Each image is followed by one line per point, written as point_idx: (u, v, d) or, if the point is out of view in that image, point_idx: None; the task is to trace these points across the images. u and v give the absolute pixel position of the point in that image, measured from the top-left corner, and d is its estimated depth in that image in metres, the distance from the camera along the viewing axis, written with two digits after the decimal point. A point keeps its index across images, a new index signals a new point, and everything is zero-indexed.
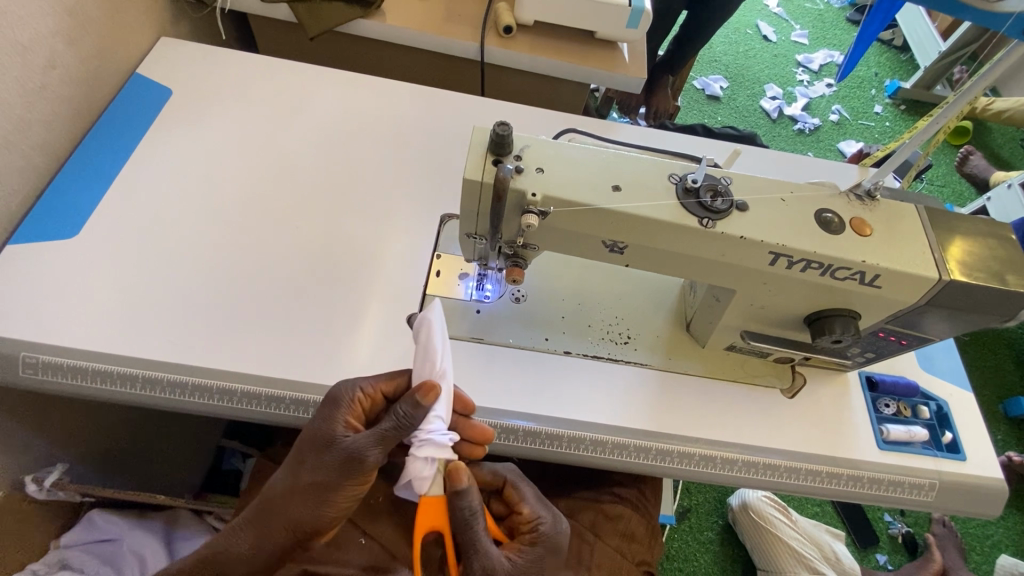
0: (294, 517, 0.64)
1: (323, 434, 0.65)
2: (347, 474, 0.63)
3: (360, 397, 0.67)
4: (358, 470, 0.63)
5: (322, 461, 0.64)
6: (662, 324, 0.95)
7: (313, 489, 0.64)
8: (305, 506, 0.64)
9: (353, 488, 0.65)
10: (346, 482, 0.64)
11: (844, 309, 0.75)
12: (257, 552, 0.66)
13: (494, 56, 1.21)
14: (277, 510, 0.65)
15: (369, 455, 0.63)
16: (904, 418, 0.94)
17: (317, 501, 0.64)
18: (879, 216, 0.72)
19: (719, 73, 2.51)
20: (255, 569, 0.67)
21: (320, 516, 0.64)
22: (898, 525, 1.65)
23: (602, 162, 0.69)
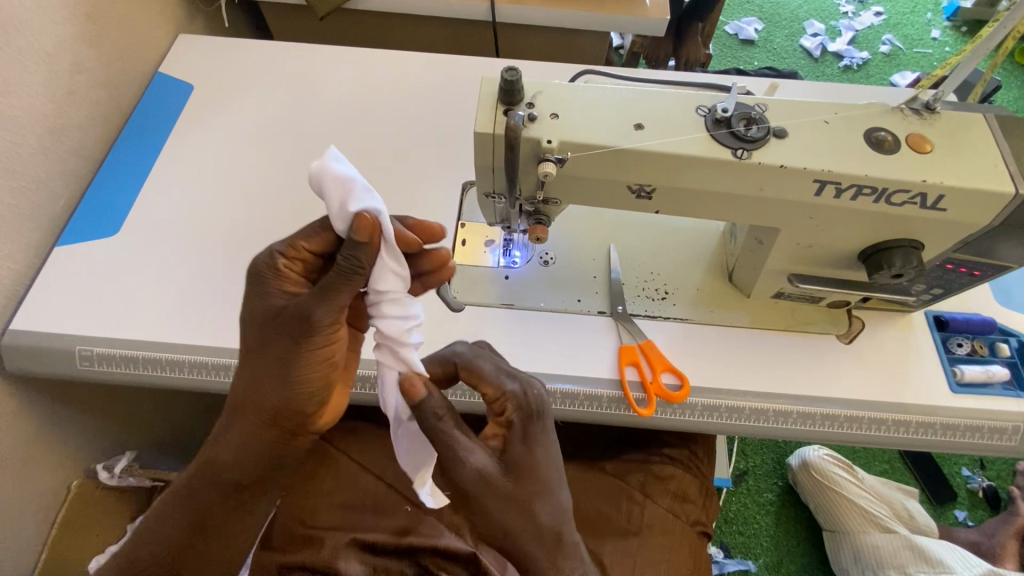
0: (265, 397, 0.61)
1: (264, 306, 0.58)
2: (305, 345, 0.57)
3: (285, 261, 0.59)
4: (310, 336, 0.57)
5: (274, 337, 0.58)
6: (702, 276, 0.90)
7: (269, 368, 0.59)
8: (269, 389, 0.60)
9: (319, 354, 0.59)
10: (308, 351, 0.58)
11: (905, 239, 0.68)
12: (252, 445, 0.65)
13: (506, 15, 1.16)
14: (256, 397, 0.61)
15: (321, 312, 0.55)
16: (980, 357, 0.86)
17: (284, 379, 0.59)
18: (940, 130, 0.64)
19: (752, 15, 2.34)
20: (254, 461, 0.66)
21: (291, 395, 0.61)
22: (978, 479, 1.53)
23: (621, 101, 0.65)
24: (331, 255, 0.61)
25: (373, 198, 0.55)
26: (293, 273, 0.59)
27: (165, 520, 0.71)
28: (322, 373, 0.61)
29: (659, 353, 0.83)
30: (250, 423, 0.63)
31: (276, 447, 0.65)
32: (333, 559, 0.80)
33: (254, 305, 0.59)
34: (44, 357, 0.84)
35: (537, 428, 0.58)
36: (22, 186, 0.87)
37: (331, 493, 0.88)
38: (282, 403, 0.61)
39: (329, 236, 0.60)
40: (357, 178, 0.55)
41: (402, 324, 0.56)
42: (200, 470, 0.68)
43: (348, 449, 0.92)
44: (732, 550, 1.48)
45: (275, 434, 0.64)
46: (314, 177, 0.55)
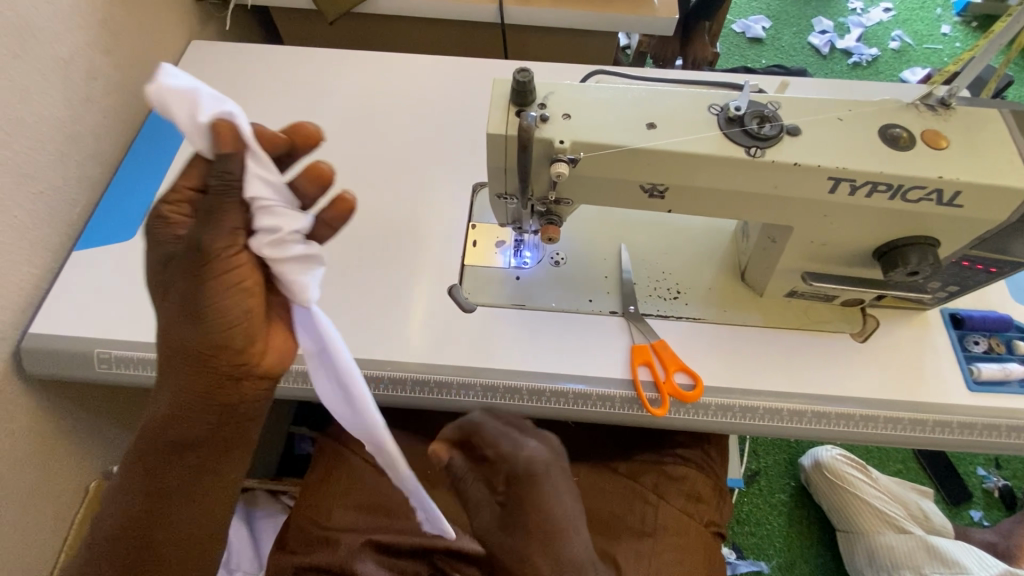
0: (183, 346, 0.57)
1: (161, 247, 0.56)
2: (204, 271, 0.53)
3: (167, 206, 0.55)
4: (203, 261, 0.52)
5: (178, 274, 0.54)
6: (714, 275, 0.90)
7: (178, 308, 0.55)
8: (184, 329, 0.56)
9: (229, 285, 0.54)
10: (207, 279, 0.53)
11: (920, 237, 0.67)
12: (184, 398, 0.60)
13: (514, 16, 1.16)
14: (176, 344, 0.57)
15: (212, 237, 0.52)
16: (996, 355, 0.85)
17: (198, 318, 0.55)
18: (955, 126, 0.64)
19: (760, 13, 2.33)
20: (192, 418, 0.61)
21: (212, 336, 0.56)
22: (994, 479, 1.51)
23: (632, 101, 0.65)
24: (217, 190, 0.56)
25: (223, 103, 0.51)
26: (178, 216, 0.55)
27: (127, 506, 0.67)
28: (237, 300, 0.55)
29: (673, 354, 0.83)
30: (179, 378, 0.58)
31: (214, 398, 0.60)
32: (349, 561, 0.81)
33: (157, 252, 0.56)
34: (64, 360, 0.85)
35: (555, 484, 0.61)
36: (40, 191, 0.88)
37: (345, 495, 0.88)
38: (197, 342, 0.56)
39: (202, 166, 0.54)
40: (197, 85, 0.51)
41: (273, 241, 0.54)
42: (147, 443, 0.65)
43: (359, 451, 0.92)
44: (744, 551, 1.47)
45: (210, 386, 0.59)
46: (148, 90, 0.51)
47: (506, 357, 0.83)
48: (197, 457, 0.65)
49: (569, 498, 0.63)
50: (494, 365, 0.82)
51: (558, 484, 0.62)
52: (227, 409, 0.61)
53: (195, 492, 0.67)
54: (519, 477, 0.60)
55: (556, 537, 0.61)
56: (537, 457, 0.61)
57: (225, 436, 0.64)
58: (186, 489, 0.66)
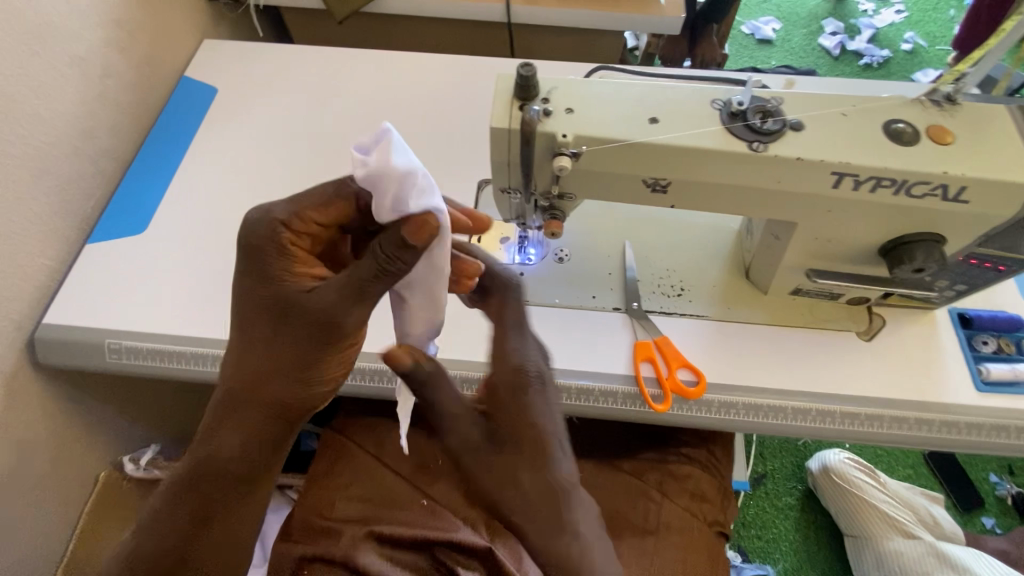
0: (277, 398, 0.58)
1: (269, 300, 0.55)
2: (316, 340, 0.55)
3: (291, 234, 0.56)
4: (332, 332, 0.54)
5: (293, 336, 0.55)
6: (718, 273, 0.89)
7: (284, 361, 0.56)
8: (271, 378, 0.57)
9: (334, 351, 0.57)
10: (326, 348, 0.56)
11: (927, 233, 0.67)
12: (259, 440, 0.61)
13: (521, 16, 1.17)
14: (263, 391, 0.58)
15: (349, 319, 0.53)
16: (1006, 355, 0.83)
17: (287, 372, 0.57)
18: (961, 122, 0.63)
19: (770, 14, 2.32)
20: (260, 460, 0.63)
21: (301, 384, 0.58)
22: (1007, 486, 1.49)
23: (635, 95, 0.65)
24: (333, 227, 0.58)
25: (431, 196, 0.53)
26: (300, 248, 0.57)
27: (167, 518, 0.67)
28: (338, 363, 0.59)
29: (676, 351, 0.82)
30: (262, 423, 0.60)
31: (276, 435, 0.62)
32: (350, 552, 0.81)
33: (251, 297, 0.56)
34: (75, 350, 0.86)
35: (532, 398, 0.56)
36: (56, 185, 0.90)
37: (347, 488, 0.89)
38: (295, 399, 0.58)
39: (341, 210, 0.57)
40: (393, 135, 0.53)
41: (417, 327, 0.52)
42: (192, 473, 0.64)
43: (363, 444, 0.93)
44: (750, 554, 1.46)
45: (278, 426, 0.61)
46: (369, 172, 0.52)
47: None
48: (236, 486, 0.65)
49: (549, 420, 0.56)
50: None
51: (545, 399, 0.56)
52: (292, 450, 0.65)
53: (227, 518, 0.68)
54: (510, 383, 0.56)
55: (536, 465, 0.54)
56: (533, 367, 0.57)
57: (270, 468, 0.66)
58: (226, 513, 0.67)
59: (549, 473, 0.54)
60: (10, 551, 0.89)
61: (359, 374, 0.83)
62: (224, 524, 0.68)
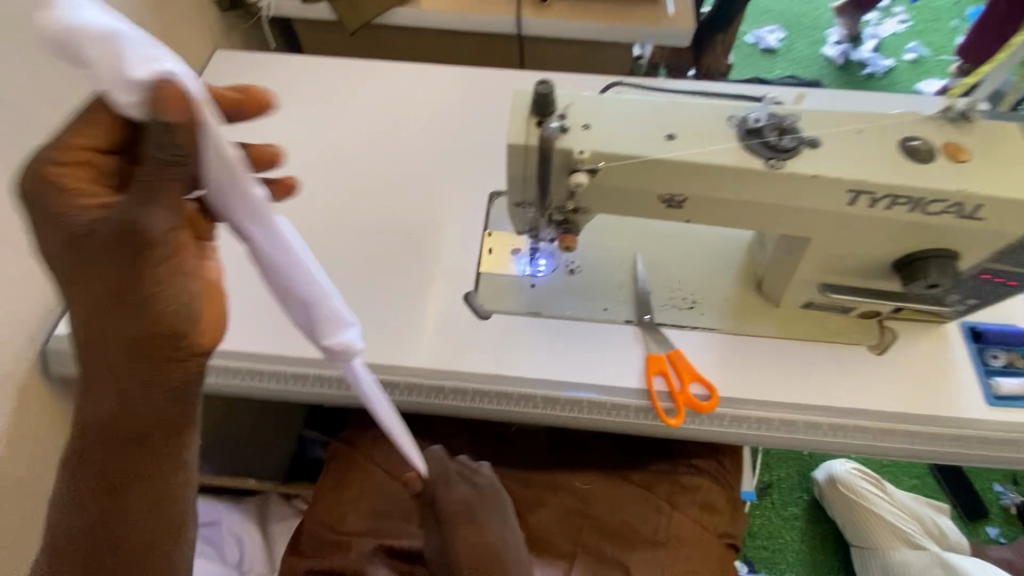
0: (123, 334, 0.48)
1: (61, 232, 0.46)
2: (140, 257, 0.45)
3: (55, 163, 0.45)
4: (138, 244, 0.44)
5: (104, 262, 0.46)
6: (729, 285, 0.90)
7: (110, 287, 0.46)
8: (102, 314, 0.48)
9: (167, 267, 0.46)
10: (150, 259, 0.45)
11: (940, 250, 0.67)
12: (128, 391, 0.52)
13: (531, 27, 1.18)
14: (109, 332, 0.48)
15: (147, 217, 0.43)
16: (1017, 369, 0.83)
17: (124, 303, 0.47)
18: (976, 139, 0.64)
19: (773, 23, 2.33)
20: (145, 418, 0.54)
21: (142, 317, 0.47)
22: (1010, 495, 1.48)
23: (652, 111, 0.65)
24: (116, 147, 0.47)
25: (162, 59, 0.39)
26: (82, 178, 0.46)
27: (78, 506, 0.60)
28: (190, 281, 0.48)
29: (689, 365, 0.82)
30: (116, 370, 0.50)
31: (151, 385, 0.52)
32: (361, 566, 0.82)
33: (55, 227, 0.46)
34: None
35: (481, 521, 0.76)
36: None
37: (358, 499, 0.89)
38: (141, 331, 0.48)
39: (105, 120, 0.45)
40: (122, 31, 0.38)
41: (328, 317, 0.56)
42: (85, 448, 0.57)
43: (374, 455, 0.93)
44: (756, 565, 1.45)
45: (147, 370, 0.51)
46: (53, 36, 0.38)
47: (522, 364, 0.84)
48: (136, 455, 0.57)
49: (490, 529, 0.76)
50: (509, 372, 0.83)
51: (483, 522, 0.76)
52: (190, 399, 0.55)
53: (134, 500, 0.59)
54: (451, 514, 0.76)
55: (481, 552, 0.74)
56: (466, 498, 0.78)
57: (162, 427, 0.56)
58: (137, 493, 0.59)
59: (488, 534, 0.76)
60: (19, 562, 0.88)
61: None
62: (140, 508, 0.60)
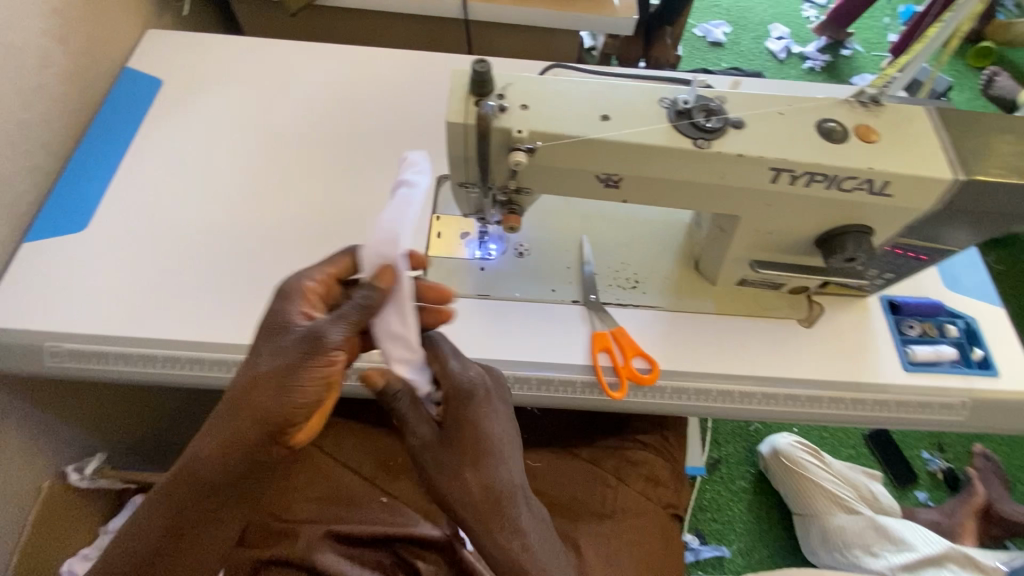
0: (260, 426, 0.56)
1: (278, 320, 0.58)
2: (310, 368, 0.55)
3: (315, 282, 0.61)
4: (321, 353, 0.55)
5: (279, 355, 0.56)
6: (670, 265, 0.93)
7: (271, 379, 0.55)
8: (255, 400, 0.55)
9: (323, 382, 0.56)
10: (310, 370, 0.55)
11: (855, 224, 0.72)
12: (228, 468, 0.59)
13: (478, 13, 1.18)
14: (242, 416, 0.56)
15: (333, 340, 0.55)
16: (930, 338, 0.90)
17: (272, 396, 0.55)
18: (885, 121, 0.68)
19: (720, 18, 2.41)
20: (228, 494, 0.61)
21: (282, 412, 0.56)
22: (937, 461, 1.60)
23: (586, 92, 0.67)
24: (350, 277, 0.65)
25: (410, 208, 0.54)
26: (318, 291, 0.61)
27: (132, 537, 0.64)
28: (324, 396, 0.57)
29: (632, 341, 0.85)
30: (228, 448, 0.57)
31: (257, 468, 0.59)
32: (309, 553, 0.80)
33: (268, 316, 0.59)
34: (11, 353, 0.82)
35: (495, 403, 0.66)
36: None
37: (306, 489, 0.89)
38: (276, 427, 0.56)
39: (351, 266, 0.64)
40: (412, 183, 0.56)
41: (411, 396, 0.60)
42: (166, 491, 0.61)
43: (320, 444, 0.93)
44: (707, 536, 1.52)
45: (260, 455, 0.58)
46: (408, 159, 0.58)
47: (470, 345, 0.84)
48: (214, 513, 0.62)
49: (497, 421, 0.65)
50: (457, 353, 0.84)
51: (494, 408, 0.65)
52: (268, 489, 0.63)
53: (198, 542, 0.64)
54: (461, 392, 0.64)
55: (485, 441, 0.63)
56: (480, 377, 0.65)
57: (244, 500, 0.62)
58: (206, 536, 0.64)
59: (489, 471, 0.64)
60: None
61: None
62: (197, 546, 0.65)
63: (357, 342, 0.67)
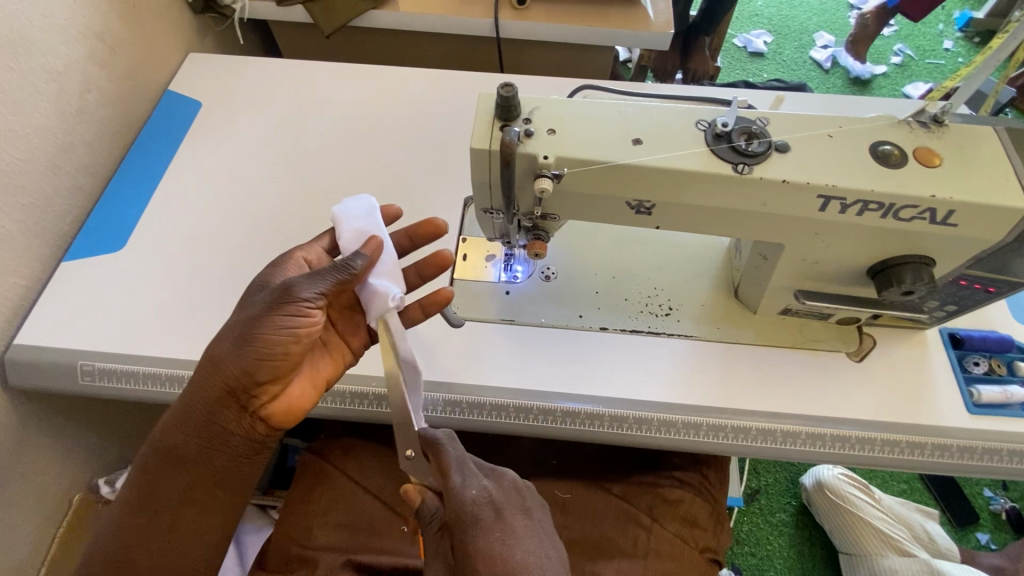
0: (227, 364, 0.65)
1: (253, 285, 0.70)
2: (279, 317, 0.63)
3: (303, 256, 0.74)
4: (281, 298, 0.63)
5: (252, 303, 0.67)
6: (707, 291, 0.88)
7: (242, 324, 0.64)
8: (226, 341, 0.65)
9: (283, 326, 0.64)
10: (276, 316, 0.63)
11: (915, 256, 0.66)
12: (198, 411, 0.66)
13: (509, 31, 1.17)
14: (217, 359, 0.65)
15: (301, 287, 0.63)
16: (998, 377, 0.82)
17: (241, 342, 0.64)
18: (949, 143, 0.62)
19: (762, 27, 2.33)
20: (199, 442, 0.67)
21: (242, 351, 0.64)
22: (1001, 501, 1.47)
23: (618, 115, 0.64)
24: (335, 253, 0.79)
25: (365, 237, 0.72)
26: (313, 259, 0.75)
27: (121, 510, 0.69)
28: (286, 342, 0.65)
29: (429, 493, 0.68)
30: (202, 388, 0.66)
31: (221, 412, 0.67)
32: None
33: (256, 280, 0.72)
34: (47, 372, 0.84)
35: (509, 522, 0.64)
36: (29, 202, 0.88)
37: (326, 514, 0.86)
38: (237, 367, 0.64)
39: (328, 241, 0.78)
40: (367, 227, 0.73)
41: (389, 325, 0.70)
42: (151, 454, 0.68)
43: (344, 467, 0.90)
44: (744, 572, 1.43)
45: (225, 404, 0.66)
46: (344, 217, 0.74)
47: (494, 373, 0.82)
48: (190, 477, 0.68)
49: (532, 538, 0.65)
50: (480, 382, 0.81)
51: (513, 527, 0.63)
52: (234, 442, 0.68)
53: (187, 516, 0.69)
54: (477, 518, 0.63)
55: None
56: (489, 497, 0.64)
57: (216, 461, 0.69)
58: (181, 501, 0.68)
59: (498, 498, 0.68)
60: None
61: (340, 397, 0.82)
62: (188, 522, 0.69)
63: (350, 312, 0.78)
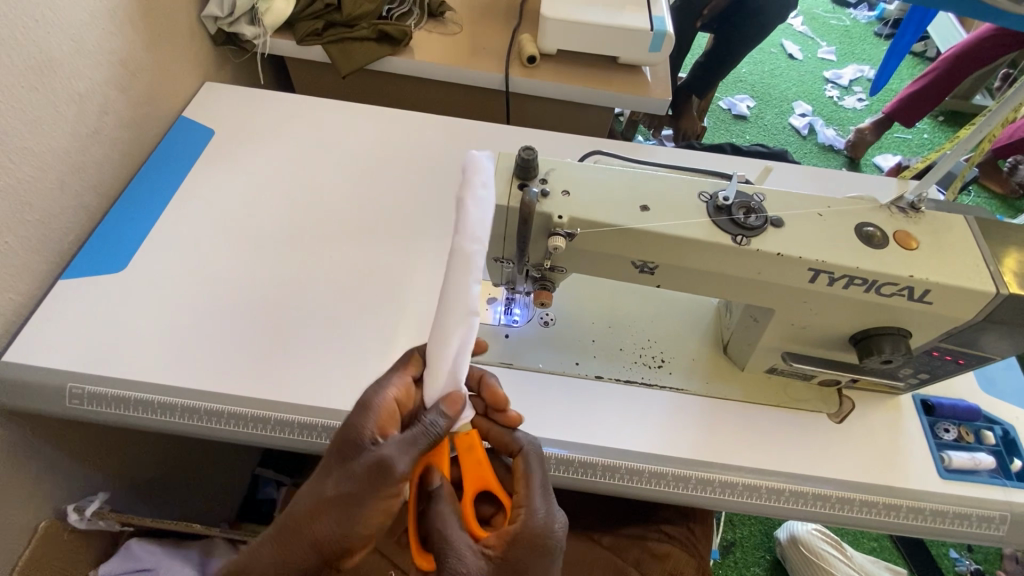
0: (318, 537, 0.53)
1: (343, 437, 0.56)
2: (380, 494, 0.52)
3: (397, 391, 0.59)
4: (387, 480, 0.52)
5: (347, 471, 0.54)
6: (698, 347, 0.92)
7: (339, 498, 0.53)
8: (320, 515, 0.53)
9: (387, 502, 0.53)
10: (382, 495, 0.52)
11: (892, 327, 0.71)
12: None
13: (518, 85, 1.23)
14: (306, 528, 0.54)
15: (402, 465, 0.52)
16: (966, 444, 0.87)
17: (338, 516, 0.53)
18: (926, 229, 0.68)
19: (746, 93, 2.49)
20: None
21: (342, 526, 0.53)
22: (966, 562, 1.51)
23: (627, 181, 0.69)
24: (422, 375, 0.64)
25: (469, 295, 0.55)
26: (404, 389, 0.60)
27: None
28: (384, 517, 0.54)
29: (476, 462, 0.59)
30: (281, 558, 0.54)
31: None
32: None
33: (342, 429, 0.57)
34: (32, 393, 0.82)
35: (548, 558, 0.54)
36: (35, 219, 0.88)
37: None
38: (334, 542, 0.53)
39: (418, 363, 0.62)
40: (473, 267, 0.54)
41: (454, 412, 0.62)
42: None
43: None
44: None
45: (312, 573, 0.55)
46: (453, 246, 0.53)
47: None
48: None
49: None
50: None
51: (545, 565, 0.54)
52: None
53: None
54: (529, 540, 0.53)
55: None
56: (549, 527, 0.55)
57: None
58: None
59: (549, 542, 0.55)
60: None
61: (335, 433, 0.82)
62: None
63: None
